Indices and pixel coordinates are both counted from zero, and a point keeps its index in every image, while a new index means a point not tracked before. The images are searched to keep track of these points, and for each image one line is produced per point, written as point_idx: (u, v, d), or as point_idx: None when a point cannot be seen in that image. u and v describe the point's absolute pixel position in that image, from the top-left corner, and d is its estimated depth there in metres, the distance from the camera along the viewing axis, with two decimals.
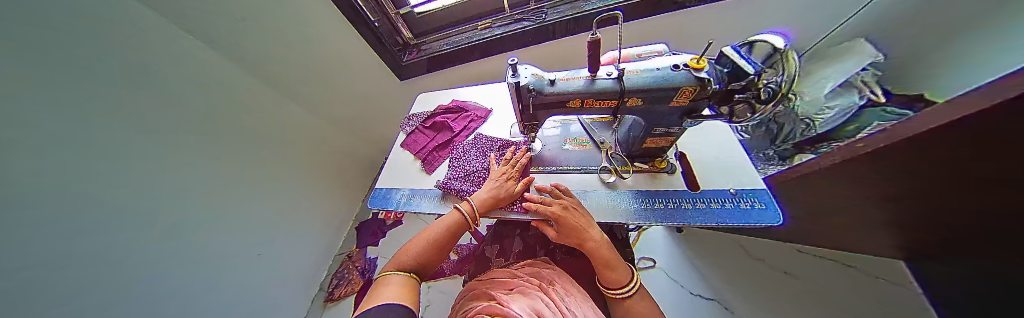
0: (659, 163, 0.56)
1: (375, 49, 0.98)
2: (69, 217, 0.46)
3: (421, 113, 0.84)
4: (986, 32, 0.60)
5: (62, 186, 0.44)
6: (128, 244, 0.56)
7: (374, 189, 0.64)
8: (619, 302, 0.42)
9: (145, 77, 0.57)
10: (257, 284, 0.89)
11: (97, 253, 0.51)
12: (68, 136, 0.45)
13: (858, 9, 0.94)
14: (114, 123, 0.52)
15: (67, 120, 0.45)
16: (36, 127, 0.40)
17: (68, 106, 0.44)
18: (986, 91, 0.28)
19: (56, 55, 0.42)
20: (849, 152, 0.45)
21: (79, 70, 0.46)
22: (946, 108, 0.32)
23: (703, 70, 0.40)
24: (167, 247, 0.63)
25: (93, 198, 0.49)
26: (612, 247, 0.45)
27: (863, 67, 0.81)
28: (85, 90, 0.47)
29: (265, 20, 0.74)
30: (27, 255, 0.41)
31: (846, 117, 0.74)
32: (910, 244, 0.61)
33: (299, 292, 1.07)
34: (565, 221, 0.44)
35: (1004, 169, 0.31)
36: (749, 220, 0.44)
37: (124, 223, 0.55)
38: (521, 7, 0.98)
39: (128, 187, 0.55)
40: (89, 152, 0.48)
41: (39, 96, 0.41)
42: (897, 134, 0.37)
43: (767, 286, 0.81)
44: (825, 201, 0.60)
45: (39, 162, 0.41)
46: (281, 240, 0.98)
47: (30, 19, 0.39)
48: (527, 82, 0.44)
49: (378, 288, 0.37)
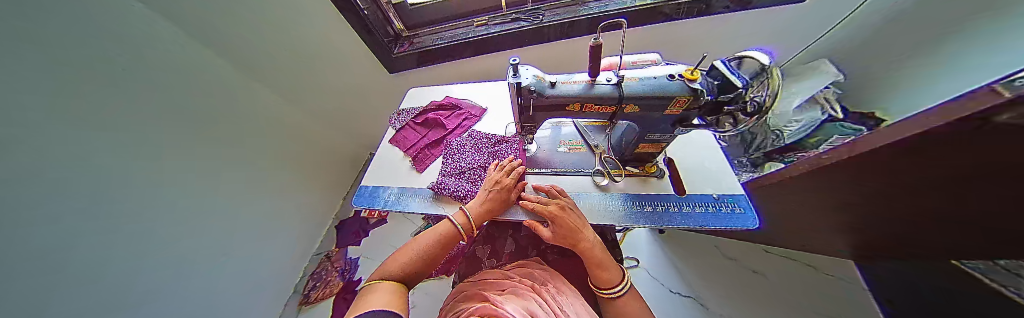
0: (649, 167, 0.58)
1: (361, 36, 0.89)
2: (46, 215, 0.43)
3: (411, 108, 0.81)
4: (924, 63, 0.70)
5: (42, 181, 0.42)
6: (99, 244, 0.51)
7: (361, 187, 0.61)
8: (611, 302, 0.43)
9: (126, 66, 0.53)
10: (234, 289, 0.83)
11: (72, 251, 0.47)
12: (49, 127, 0.42)
13: (823, 34, 1.04)
14: (89, 112, 0.47)
15: (43, 117, 0.41)
16: (22, 121, 0.38)
17: (51, 95, 0.41)
18: (931, 114, 0.33)
19: (40, 42, 0.39)
20: (816, 163, 0.50)
21: (62, 58, 0.42)
22: (896, 127, 0.38)
23: (697, 81, 0.42)
24: (141, 244, 0.58)
25: (65, 197, 0.45)
26: (605, 249, 0.46)
27: (827, 86, 0.92)
28: (64, 80, 0.43)
29: (258, 12, 0.70)
30: (19, 257, 0.39)
31: (811, 129, 0.83)
32: (861, 247, 0.69)
33: (274, 296, 1.00)
34: (561, 221, 0.44)
35: (949, 182, 0.36)
36: (730, 223, 0.47)
37: (100, 219, 0.51)
38: (518, 6, 0.98)
39: (104, 188, 0.51)
40: (76, 149, 0.46)
41: (27, 86, 0.38)
42: (857, 147, 0.42)
43: (744, 285, 0.88)
44: (793, 205, 0.66)
45: (23, 158, 0.39)
46: (259, 242, 0.92)
47: (11, 9, 0.35)
48: (528, 83, 0.44)
49: (362, 297, 0.35)
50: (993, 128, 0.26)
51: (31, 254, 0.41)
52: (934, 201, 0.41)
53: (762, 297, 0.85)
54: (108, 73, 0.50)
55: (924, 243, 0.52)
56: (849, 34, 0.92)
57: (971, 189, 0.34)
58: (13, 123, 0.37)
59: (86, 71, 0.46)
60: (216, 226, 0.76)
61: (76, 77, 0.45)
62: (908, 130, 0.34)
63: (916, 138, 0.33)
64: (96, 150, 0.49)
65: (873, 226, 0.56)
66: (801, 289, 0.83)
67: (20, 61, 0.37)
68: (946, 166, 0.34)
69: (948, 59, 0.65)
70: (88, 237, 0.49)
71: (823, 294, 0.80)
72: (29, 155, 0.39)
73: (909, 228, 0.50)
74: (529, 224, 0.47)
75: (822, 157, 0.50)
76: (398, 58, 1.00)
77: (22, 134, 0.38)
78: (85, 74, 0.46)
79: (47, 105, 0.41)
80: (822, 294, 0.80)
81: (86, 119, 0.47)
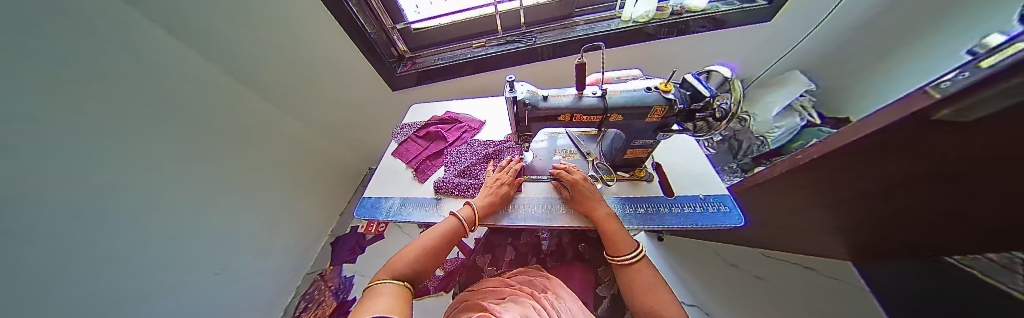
0: (640, 172, 0.62)
1: (368, 58, 0.97)
2: (42, 217, 0.49)
3: (414, 123, 0.85)
4: (902, 59, 0.75)
5: (47, 180, 0.49)
6: (75, 246, 0.54)
7: (363, 198, 0.63)
8: (626, 269, 0.45)
9: (130, 76, 0.59)
10: (227, 292, 0.85)
11: (67, 253, 0.53)
12: (42, 135, 0.48)
13: (791, 49, 1.13)
14: (89, 120, 0.53)
15: (35, 111, 0.46)
16: (17, 125, 0.45)
17: (31, 88, 0.46)
18: (888, 110, 0.36)
19: (25, 51, 0.44)
20: (794, 163, 0.53)
21: (42, 61, 0.46)
22: (859, 126, 0.41)
23: (671, 92, 0.47)
24: (140, 246, 0.64)
25: (42, 190, 0.49)
26: (621, 224, 0.50)
27: (802, 94, 0.99)
28: (56, 86, 0.48)
29: (257, 27, 0.75)
30: (16, 255, 0.46)
31: (793, 134, 0.93)
32: (864, 245, 0.67)
33: (274, 292, 1.05)
34: (580, 186, 0.52)
35: (882, 164, 0.41)
36: (716, 221, 0.50)
37: (96, 222, 0.57)
38: (513, 30, 1.06)
39: (77, 188, 0.53)
40: (47, 150, 0.49)
41: (17, 91, 0.44)
42: (825, 147, 0.46)
43: (744, 290, 0.87)
44: (773, 206, 0.70)
45: (23, 161, 0.46)
46: (245, 256, 0.90)
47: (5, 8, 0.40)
48: (524, 96, 0.49)
49: (366, 301, 0.35)
50: (954, 117, 0.28)
51: (29, 256, 0.48)
52: (911, 192, 0.43)
53: (772, 304, 0.80)
54: (102, 76, 0.54)
55: (911, 230, 0.51)
56: (814, 45, 1.02)
57: (902, 163, 0.38)
58: (7, 127, 0.43)
59: (76, 79, 0.51)
60: (211, 237, 0.79)
61: (59, 74, 0.48)
62: (872, 126, 0.37)
63: (884, 130, 0.35)
64: (92, 153, 0.55)
65: (859, 221, 0.57)
66: (809, 292, 0.79)
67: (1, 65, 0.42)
68: (910, 151, 0.36)
69: (908, 67, 0.73)
70: (88, 238, 0.56)
71: (830, 296, 0.75)
72: (21, 155, 0.45)
73: (888, 224, 0.54)
74: (560, 167, 0.57)
75: (799, 157, 0.53)
76: (400, 76, 1.07)
77: (17, 137, 0.45)
78: (72, 80, 0.50)
79: (41, 109, 0.47)
80: (831, 296, 0.76)
81: (92, 129, 0.54)
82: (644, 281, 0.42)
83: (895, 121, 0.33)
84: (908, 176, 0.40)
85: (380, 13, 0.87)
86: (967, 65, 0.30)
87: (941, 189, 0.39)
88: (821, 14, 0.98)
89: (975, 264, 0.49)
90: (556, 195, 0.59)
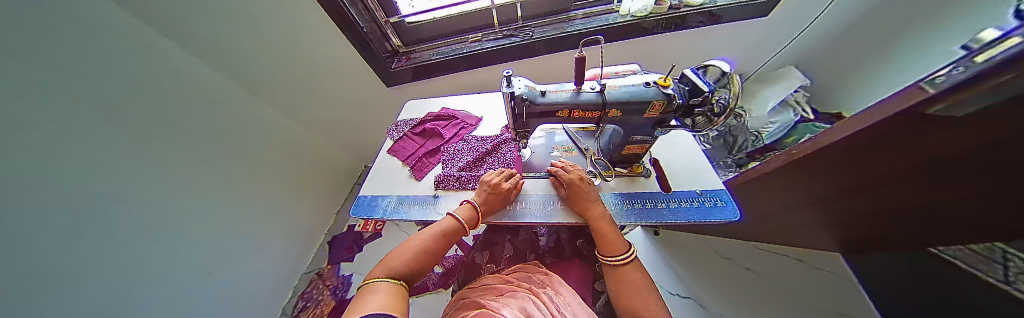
0: (636, 168, 0.62)
1: (361, 53, 0.93)
2: (48, 223, 0.48)
3: (409, 120, 0.84)
4: (892, 63, 0.77)
5: (52, 185, 0.48)
6: (71, 250, 0.52)
7: (358, 197, 0.62)
8: (615, 270, 0.45)
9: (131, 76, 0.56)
10: (212, 294, 0.82)
11: (64, 257, 0.51)
12: (49, 140, 0.46)
13: (785, 46, 1.14)
14: (93, 126, 0.52)
15: (47, 118, 0.45)
16: (30, 131, 0.43)
17: (48, 97, 0.44)
18: (880, 107, 0.37)
19: (47, 61, 0.43)
20: (788, 158, 0.53)
21: (59, 68, 0.45)
22: (852, 121, 0.41)
23: (669, 87, 0.47)
24: (138, 248, 0.63)
25: (48, 194, 0.47)
26: (616, 223, 0.50)
27: (795, 90, 1.03)
28: (70, 94, 0.47)
29: (257, 26, 0.73)
30: (25, 262, 0.45)
31: (786, 130, 0.95)
32: (846, 238, 0.70)
33: (264, 294, 1.02)
34: (577, 188, 0.52)
35: (878, 164, 0.42)
36: (711, 216, 0.50)
37: (94, 226, 0.55)
38: (509, 24, 1.05)
39: (78, 194, 0.52)
40: (56, 153, 0.47)
41: (38, 98, 0.43)
42: (818, 142, 0.46)
43: (736, 281, 0.90)
44: (765, 203, 0.71)
45: (33, 163, 0.45)
46: (232, 255, 0.88)
47: (24, 15, 0.39)
48: (521, 92, 0.48)
49: (362, 298, 0.34)
50: (941, 115, 0.29)
51: (36, 261, 0.47)
52: (907, 191, 0.44)
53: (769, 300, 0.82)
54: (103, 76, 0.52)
55: (904, 228, 0.53)
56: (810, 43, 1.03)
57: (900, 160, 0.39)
58: (20, 134, 0.42)
59: (85, 85, 0.49)
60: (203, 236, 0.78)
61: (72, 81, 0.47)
62: (872, 118, 0.36)
63: (873, 125, 0.35)
64: (94, 156, 0.53)
65: (852, 218, 0.59)
66: (806, 291, 0.81)
67: (31, 75, 0.42)
68: (908, 150, 0.37)
69: (906, 65, 0.73)
70: (85, 242, 0.54)
71: (821, 292, 0.80)
72: (27, 156, 0.43)
73: (875, 220, 0.56)
74: (558, 168, 0.56)
75: (794, 152, 0.52)
76: (394, 72, 1.04)
77: (25, 141, 0.43)
78: (83, 87, 0.49)
79: (53, 114, 0.46)
80: (830, 297, 0.78)
81: (94, 134, 0.53)
82: (634, 282, 0.42)
83: (887, 116, 0.34)
84: (904, 175, 0.41)
85: (373, 7, 0.84)
86: (962, 60, 0.30)
87: (926, 186, 0.41)
88: (817, 10, 0.98)
89: (960, 256, 0.50)
90: (554, 193, 0.59)
